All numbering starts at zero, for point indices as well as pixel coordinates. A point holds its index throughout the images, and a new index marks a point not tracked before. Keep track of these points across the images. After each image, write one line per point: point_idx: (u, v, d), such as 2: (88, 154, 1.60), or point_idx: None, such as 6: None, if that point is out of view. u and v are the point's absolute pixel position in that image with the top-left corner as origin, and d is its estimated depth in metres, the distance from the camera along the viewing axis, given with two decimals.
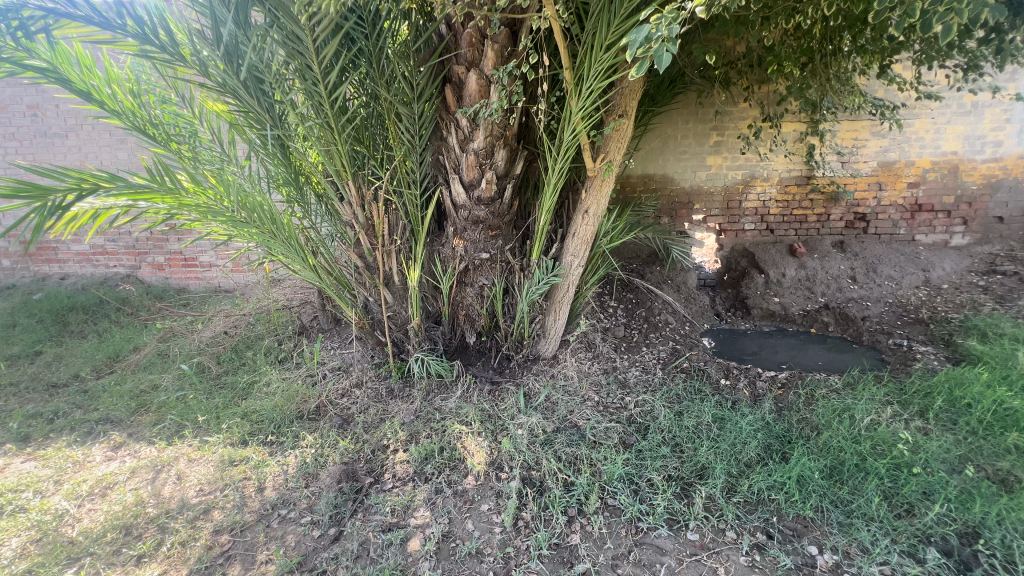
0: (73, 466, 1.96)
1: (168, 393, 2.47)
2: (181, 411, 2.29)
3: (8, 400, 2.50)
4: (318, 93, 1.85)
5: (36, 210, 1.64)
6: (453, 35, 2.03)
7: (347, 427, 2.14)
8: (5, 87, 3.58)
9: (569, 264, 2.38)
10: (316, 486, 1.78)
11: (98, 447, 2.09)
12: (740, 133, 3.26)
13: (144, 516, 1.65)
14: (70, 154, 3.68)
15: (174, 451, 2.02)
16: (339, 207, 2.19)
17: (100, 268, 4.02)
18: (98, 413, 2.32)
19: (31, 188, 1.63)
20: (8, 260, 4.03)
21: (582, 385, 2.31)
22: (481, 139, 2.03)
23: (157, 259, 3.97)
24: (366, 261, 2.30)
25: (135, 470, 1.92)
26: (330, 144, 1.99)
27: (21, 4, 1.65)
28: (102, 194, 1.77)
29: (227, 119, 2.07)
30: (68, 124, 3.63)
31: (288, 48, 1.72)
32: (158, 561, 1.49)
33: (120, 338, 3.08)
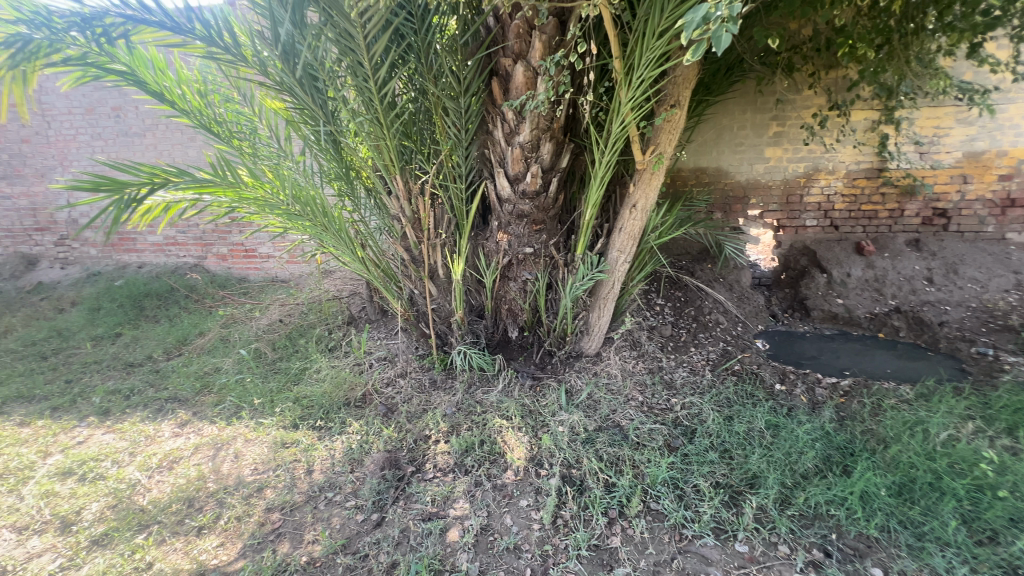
0: (145, 439, 2.13)
1: (228, 376, 2.63)
2: (239, 394, 2.43)
3: (92, 376, 2.75)
4: (369, 89, 1.90)
5: (115, 203, 1.82)
6: (500, 28, 2.01)
7: (391, 416, 2.19)
8: (93, 90, 3.91)
9: (614, 259, 2.32)
10: (361, 472, 1.84)
11: (167, 423, 2.25)
12: (803, 123, 3.05)
13: (205, 491, 1.77)
14: (147, 152, 3.97)
15: (232, 431, 2.14)
16: (387, 201, 2.24)
17: (172, 258, 4.33)
18: (168, 392, 2.51)
19: (110, 182, 1.78)
20: (94, 250, 4.43)
21: (627, 385, 2.26)
22: (527, 132, 2.01)
23: (221, 250, 4.23)
24: (412, 254, 2.35)
25: (198, 446, 2.05)
26: (379, 139, 2.03)
27: (105, 12, 1.81)
28: (172, 188, 1.94)
29: (284, 116, 2.16)
30: (145, 124, 3.92)
31: (341, 45, 1.77)
32: (216, 533, 1.59)
33: (188, 323, 3.32)
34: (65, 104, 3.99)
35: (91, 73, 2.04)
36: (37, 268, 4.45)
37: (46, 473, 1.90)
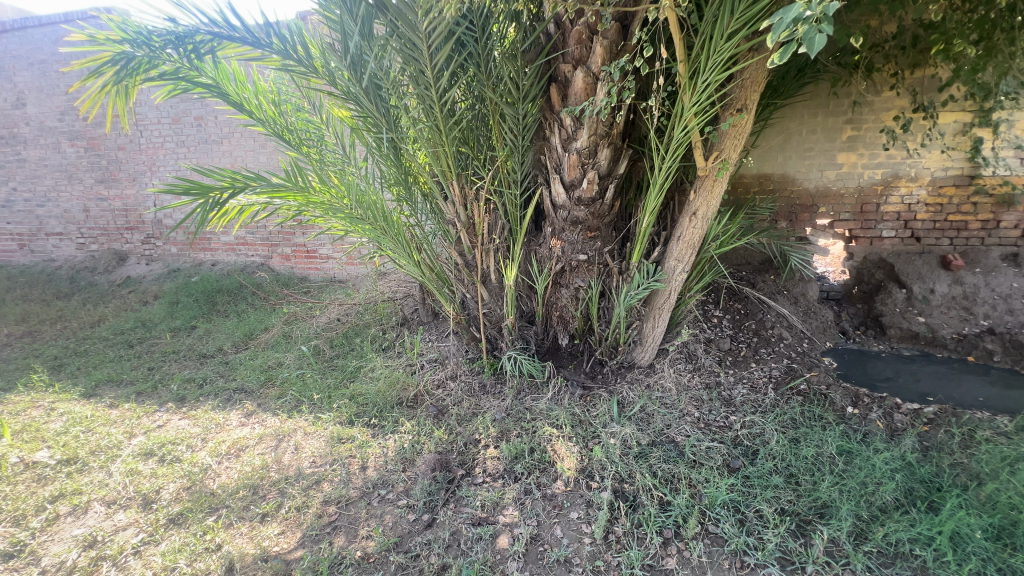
0: (216, 427, 2.27)
1: (290, 370, 2.77)
2: (299, 388, 2.56)
3: (170, 365, 2.97)
4: (430, 97, 1.94)
5: (200, 206, 1.97)
6: (560, 34, 2.01)
7: (441, 417, 2.23)
8: (179, 101, 4.25)
9: (672, 269, 2.24)
10: (412, 471, 1.88)
11: (234, 413, 2.40)
12: (882, 126, 2.84)
13: (268, 479, 1.86)
14: (223, 158, 4.28)
15: (293, 423, 2.25)
16: (443, 206, 2.29)
17: (242, 257, 4.63)
18: (236, 383, 2.68)
19: (197, 187, 1.94)
20: (175, 248, 4.81)
21: (681, 399, 2.17)
22: (585, 138, 1.98)
23: (286, 250, 4.48)
24: (465, 259, 2.38)
25: (262, 437, 2.16)
26: (438, 145, 2.08)
27: (195, 30, 1.96)
28: (248, 192, 2.08)
29: (349, 124, 2.25)
30: (223, 132, 4.22)
31: (405, 55, 1.82)
32: (278, 521, 1.66)
33: (254, 319, 3.53)
34: (156, 114, 4.37)
35: (181, 86, 2.22)
36: (126, 264, 4.89)
37: (130, 452, 2.06)
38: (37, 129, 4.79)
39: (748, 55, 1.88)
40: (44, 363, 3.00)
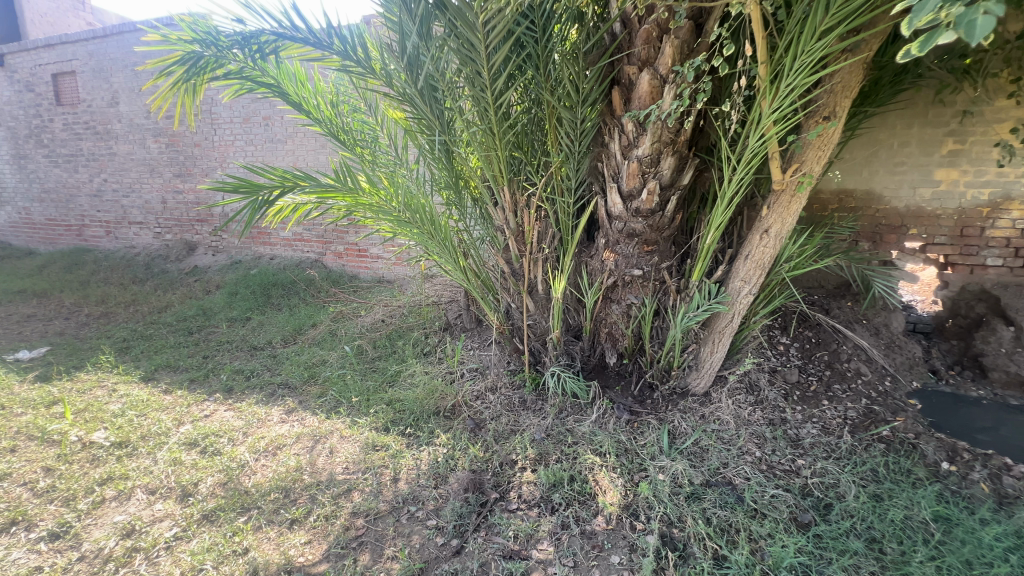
0: (257, 421, 2.29)
1: (333, 368, 2.78)
2: (339, 389, 2.55)
3: (223, 354, 3.07)
4: (485, 99, 1.86)
5: (250, 204, 1.99)
6: (626, 33, 1.87)
7: (478, 432, 2.13)
8: (250, 102, 4.45)
9: (736, 290, 2.03)
10: (444, 489, 1.79)
11: (276, 409, 2.41)
12: (993, 140, 2.48)
13: (300, 483, 1.82)
14: (286, 156, 4.43)
15: (330, 425, 2.23)
16: (493, 212, 2.20)
17: (298, 252, 4.77)
18: (280, 377, 2.71)
19: (248, 185, 1.96)
20: (238, 241, 5.02)
21: (741, 435, 1.96)
22: (647, 145, 1.84)
23: (339, 248, 4.58)
24: (512, 267, 2.29)
25: (300, 436, 2.15)
26: (491, 150, 2.00)
27: (261, 31, 1.98)
28: (297, 191, 2.06)
29: (403, 126, 2.22)
30: (287, 132, 4.38)
31: (462, 55, 1.75)
32: (305, 530, 1.62)
33: (304, 314, 3.60)
34: (228, 113, 4.60)
35: (246, 85, 2.27)
36: (194, 254, 5.17)
37: (176, 441, 2.10)
38: (127, 126, 5.18)
39: (841, 57, 1.67)
40: (113, 345, 3.18)
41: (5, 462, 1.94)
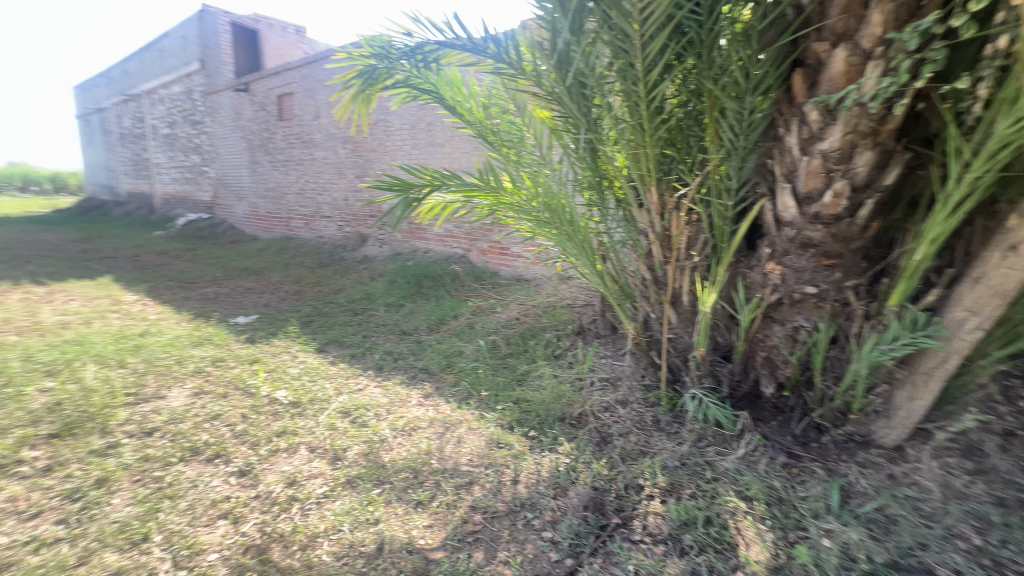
0: (399, 401, 2.49)
1: (468, 360, 2.91)
2: (472, 381, 2.64)
3: (378, 336, 3.44)
4: (636, 92, 1.73)
5: (401, 200, 2.18)
6: (817, 3, 1.56)
7: (604, 447, 2.00)
8: (418, 110, 4.92)
9: (958, 322, 1.52)
10: (563, 502, 1.71)
11: (415, 391, 2.60)
12: None
13: (429, 467, 1.91)
14: (444, 158, 4.79)
15: (460, 415, 2.32)
16: (637, 213, 2.04)
17: (448, 247, 5.15)
18: (422, 362, 2.93)
19: (400, 184, 2.15)
20: (400, 235, 5.62)
21: (950, 512, 1.49)
22: (835, 137, 1.51)
23: (483, 245, 4.81)
24: (655, 275, 2.11)
25: (433, 421, 2.28)
26: (639, 147, 1.85)
27: (426, 42, 2.14)
28: (444, 191, 2.23)
29: (549, 125, 2.18)
30: (446, 136, 4.74)
31: (614, 47, 1.66)
32: (428, 513, 1.68)
33: (448, 306, 3.85)
34: (400, 121, 5.15)
35: (411, 93, 2.48)
36: (365, 245, 5.90)
37: (335, 407, 2.39)
38: (325, 135, 6.15)
39: None
40: (300, 318, 3.78)
41: (219, 405, 2.32)
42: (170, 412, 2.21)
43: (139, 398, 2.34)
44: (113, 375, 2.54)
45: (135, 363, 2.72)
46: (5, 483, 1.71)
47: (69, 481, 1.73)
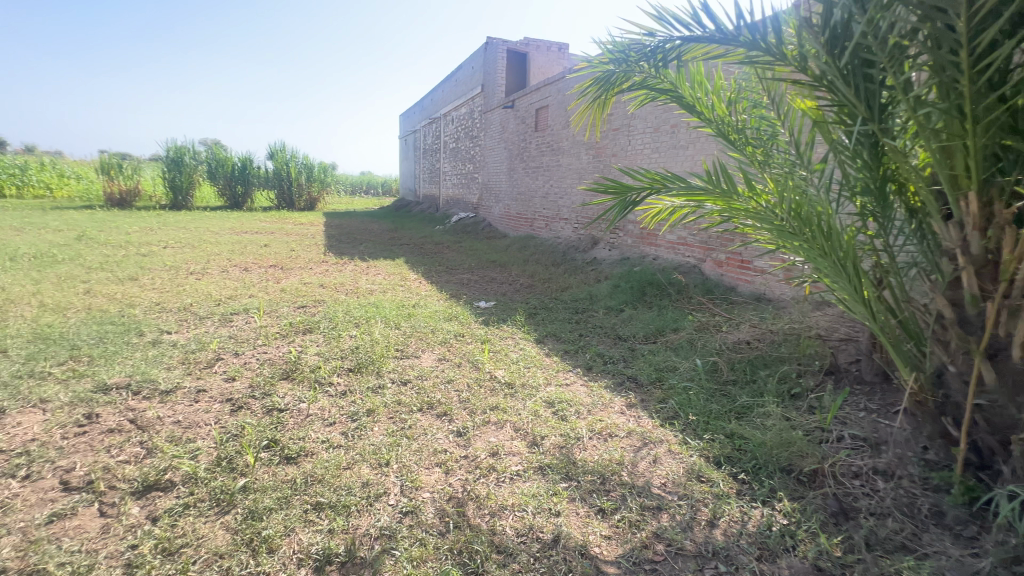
0: (601, 404, 2.46)
1: (680, 378, 2.68)
2: (681, 401, 2.42)
3: (593, 337, 3.50)
4: (956, 65, 1.25)
5: (618, 203, 2.09)
6: None
7: (842, 523, 1.57)
8: (663, 113, 4.76)
9: None
10: (770, 569, 1.42)
11: (619, 398, 2.54)
12: None
13: (617, 477, 1.85)
14: (686, 162, 4.51)
15: (660, 434, 2.16)
16: (942, 231, 1.44)
17: (679, 256, 4.78)
18: (632, 371, 2.84)
19: (618, 187, 2.06)
20: (631, 240, 5.56)
21: None
22: None
23: (720, 256, 4.28)
24: (961, 314, 1.46)
25: (631, 432, 2.18)
26: (952, 139, 1.34)
27: (668, 39, 1.96)
28: (665, 194, 2.02)
29: (813, 117, 1.75)
30: (691, 138, 4.44)
31: (924, 8, 1.23)
32: (608, 524, 1.62)
33: (670, 318, 3.63)
34: (643, 126, 5.07)
35: (651, 94, 2.38)
36: (596, 247, 6.04)
37: (541, 396, 2.52)
38: (571, 143, 6.53)
39: None
40: (527, 310, 4.16)
41: (454, 372, 2.77)
42: (420, 370, 2.75)
43: (403, 355, 2.98)
44: (390, 334, 3.31)
45: (405, 327, 3.48)
46: (320, 394, 2.42)
47: (352, 404, 2.33)
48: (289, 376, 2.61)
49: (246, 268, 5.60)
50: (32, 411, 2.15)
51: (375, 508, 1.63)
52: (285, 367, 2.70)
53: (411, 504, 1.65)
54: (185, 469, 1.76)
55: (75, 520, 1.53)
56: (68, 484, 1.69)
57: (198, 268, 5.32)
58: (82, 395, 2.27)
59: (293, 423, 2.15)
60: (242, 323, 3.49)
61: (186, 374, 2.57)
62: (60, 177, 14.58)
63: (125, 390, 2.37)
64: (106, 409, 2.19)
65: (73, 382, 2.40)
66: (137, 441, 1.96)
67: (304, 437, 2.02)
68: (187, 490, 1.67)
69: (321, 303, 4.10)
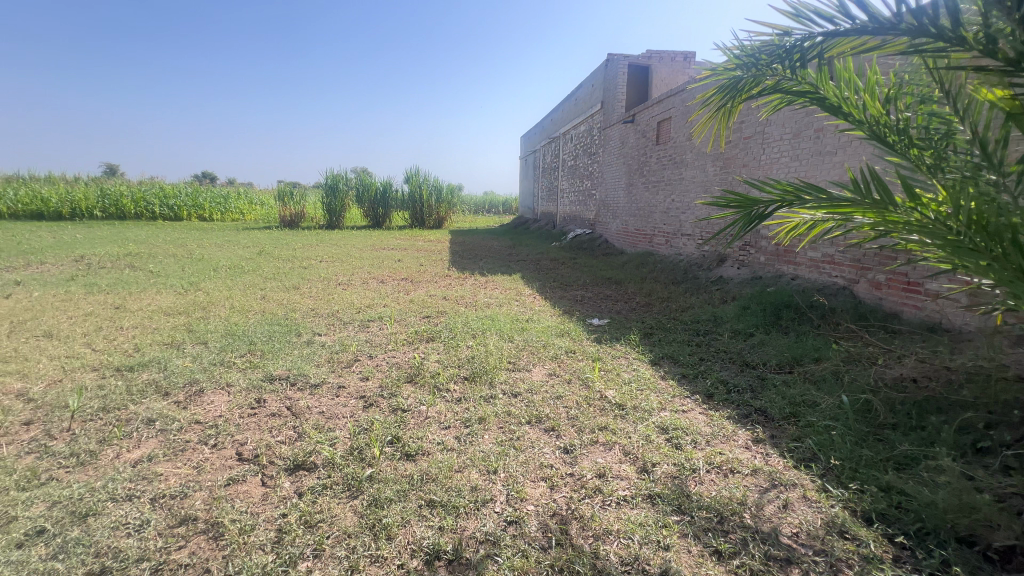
0: (723, 436, 2.24)
1: (822, 416, 2.33)
2: (820, 442, 2.11)
3: (716, 362, 3.22)
4: None
5: (742, 218, 1.91)
6: None
7: None
8: (805, 116, 4.27)
9: None
10: None
11: (743, 431, 2.29)
12: None
13: (738, 518, 1.66)
14: (834, 169, 3.97)
15: (793, 477, 1.90)
16: None
17: (824, 275, 4.16)
18: (760, 403, 2.55)
19: (743, 201, 1.88)
20: (764, 257, 5.01)
21: None
22: None
23: (879, 277, 3.60)
24: None
25: (757, 471, 1.95)
26: None
27: (809, 36, 1.76)
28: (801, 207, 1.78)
29: (1006, 108, 1.42)
30: (840, 143, 3.91)
31: None
32: (725, 568, 1.47)
33: (810, 346, 3.19)
34: (780, 132, 4.60)
35: (786, 98, 2.15)
36: (724, 265, 5.56)
37: (653, 420, 2.38)
38: (695, 155, 6.17)
39: None
40: (642, 329, 3.99)
41: (563, 388, 2.76)
42: (530, 384, 2.80)
43: (515, 368, 3.07)
44: (504, 347, 3.43)
45: (518, 341, 3.58)
46: (438, 399, 2.60)
47: (466, 411, 2.46)
48: (412, 380, 2.85)
49: (382, 280, 6.28)
50: (221, 392, 2.66)
51: (482, 513, 1.69)
52: (409, 371, 2.95)
53: (516, 514, 1.68)
54: (325, 454, 2.03)
55: (244, 486, 1.84)
56: (241, 455, 2.05)
57: (345, 280, 6.12)
58: (255, 382, 2.74)
59: (414, 423, 2.34)
60: (376, 329, 3.91)
61: (331, 371, 2.96)
62: (251, 204, 17.92)
63: (285, 381, 2.81)
64: (271, 396, 2.61)
65: (250, 372, 2.92)
66: (292, 425, 2.30)
67: (422, 437, 2.19)
68: (326, 472, 1.91)
69: (443, 314, 4.42)
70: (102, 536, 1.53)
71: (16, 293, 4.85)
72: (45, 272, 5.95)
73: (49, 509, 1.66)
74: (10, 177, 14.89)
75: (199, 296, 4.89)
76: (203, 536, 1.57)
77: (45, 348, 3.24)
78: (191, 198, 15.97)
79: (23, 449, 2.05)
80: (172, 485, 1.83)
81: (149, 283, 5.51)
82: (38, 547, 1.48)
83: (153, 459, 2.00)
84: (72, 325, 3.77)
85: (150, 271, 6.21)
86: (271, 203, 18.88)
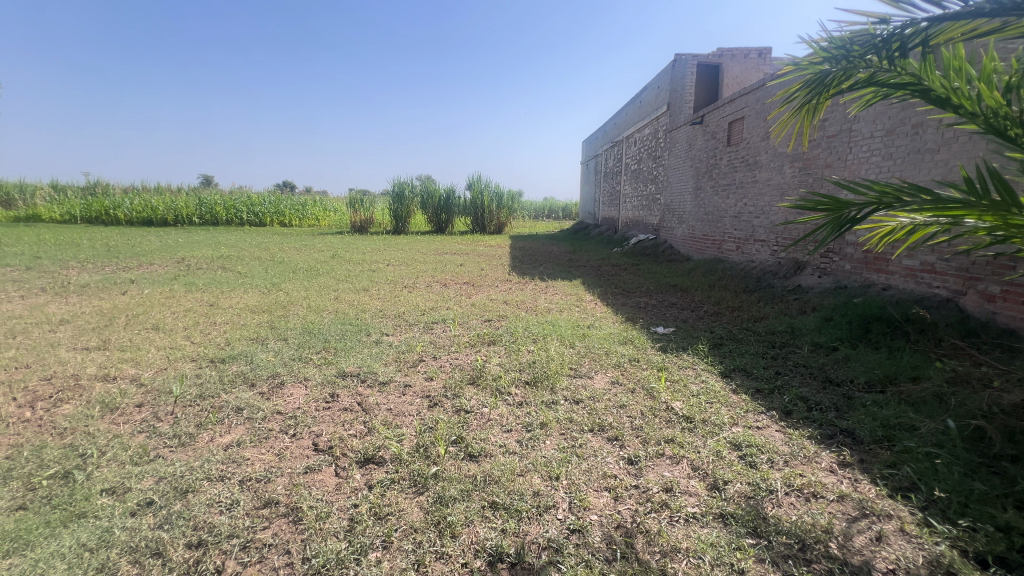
0: (803, 457, 2.08)
1: (922, 441, 2.10)
2: (921, 472, 1.89)
3: (795, 376, 2.99)
4: None
5: (831, 222, 1.76)
6: None
7: None
8: (901, 110, 3.91)
9: None
10: None
11: (828, 453, 2.11)
12: None
13: (823, 548, 1.53)
14: (935, 168, 3.60)
15: (888, 507, 1.72)
16: None
17: (923, 285, 3.75)
18: (847, 424, 2.33)
19: (831, 203, 1.73)
20: (849, 264, 4.61)
21: None
22: None
23: (992, 288, 3.20)
24: None
25: (844, 498, 1.79)
26: None
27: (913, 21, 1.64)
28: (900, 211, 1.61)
29: None
30: (943, 138, 3.54)
31: None
32: None
33: (908, 363, 2.88)
34: (871, 128, 4.24)
35: (881, 91, 1.97)
36: (802, 272, 5.19)
37: (725, 436, 2.25)
38: (771, 155, 5.82)
39: None
40: (711, 339, 3.80)
41: (627, 398, 2.68)
42: (592, 391, 2.76)
43: (576, 374, 3.03)
44: (565, 353, 3.40)
45: (579, 347, 3.54)
46: (500, 402, 2.62)
47: (528, 415, 2.46)
48: (475, 382, 2.90)
49: (444, 284, 6.45)
50: (299, 386, 2.85)
51: (545, 519, 1.68)
52: (471, 373, 3.00)
53: (579, 523, 1.66)
54: (393, 450, 2.11)
55: (320, 475, 1.96)
56: (317, 446, 2.18)
57: (410, 283, 6.37)
58: (329, 378, 2.91)
59: (476, 424, 2.38)
60: (440, 331, 4.02)
61: (398, 370, 3.08)
62: (325, 211, 19.16)
63: (356, 378, 2.95)
64: (344, 391, 2.76)
65: (325, 367, 3.10)
66: (362, 420, 2.42)
67: (484, 439, 2.22)
68: (394, 467, 1.99)
69: (503, 318, 4.47)
70: (199, 511, 1.68)
71: (130, 290, 5.50)
72: (152, 272, 6.68)
73: (156, 483, 1.85)
74: (128, 189, 16.93)
75: (280, 296, 5.29)
76: (284, 519, 1.69)
77: (153, 340, 3.63)
78: (274, 206, 17.39)
79: (135, 428, 2.31)
80: (257, 469, 1.98)
81: (237, 283, 6.04)
82: (148, 517, 1.65)
83: (241, 444, 2.18)
84: (175, 320, 4.21)
85: (239, 272, 6.81)
86: (344, 210, 20.10)
